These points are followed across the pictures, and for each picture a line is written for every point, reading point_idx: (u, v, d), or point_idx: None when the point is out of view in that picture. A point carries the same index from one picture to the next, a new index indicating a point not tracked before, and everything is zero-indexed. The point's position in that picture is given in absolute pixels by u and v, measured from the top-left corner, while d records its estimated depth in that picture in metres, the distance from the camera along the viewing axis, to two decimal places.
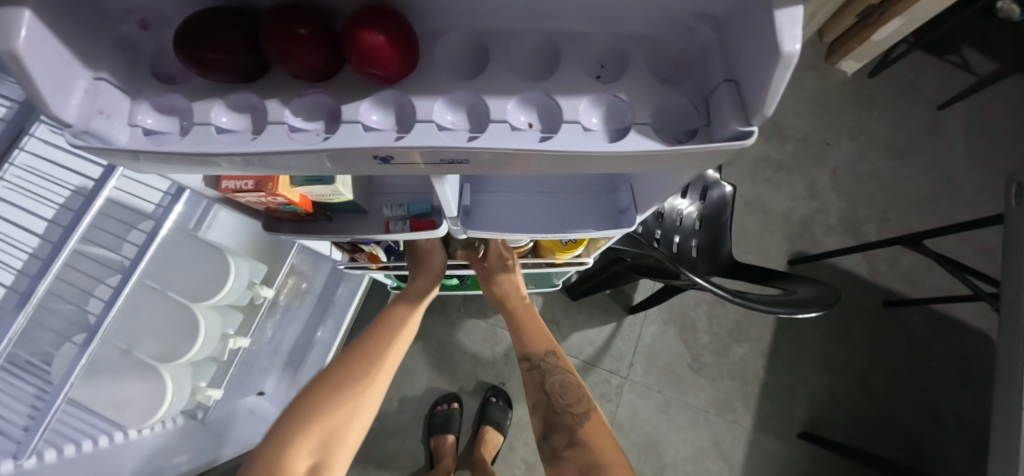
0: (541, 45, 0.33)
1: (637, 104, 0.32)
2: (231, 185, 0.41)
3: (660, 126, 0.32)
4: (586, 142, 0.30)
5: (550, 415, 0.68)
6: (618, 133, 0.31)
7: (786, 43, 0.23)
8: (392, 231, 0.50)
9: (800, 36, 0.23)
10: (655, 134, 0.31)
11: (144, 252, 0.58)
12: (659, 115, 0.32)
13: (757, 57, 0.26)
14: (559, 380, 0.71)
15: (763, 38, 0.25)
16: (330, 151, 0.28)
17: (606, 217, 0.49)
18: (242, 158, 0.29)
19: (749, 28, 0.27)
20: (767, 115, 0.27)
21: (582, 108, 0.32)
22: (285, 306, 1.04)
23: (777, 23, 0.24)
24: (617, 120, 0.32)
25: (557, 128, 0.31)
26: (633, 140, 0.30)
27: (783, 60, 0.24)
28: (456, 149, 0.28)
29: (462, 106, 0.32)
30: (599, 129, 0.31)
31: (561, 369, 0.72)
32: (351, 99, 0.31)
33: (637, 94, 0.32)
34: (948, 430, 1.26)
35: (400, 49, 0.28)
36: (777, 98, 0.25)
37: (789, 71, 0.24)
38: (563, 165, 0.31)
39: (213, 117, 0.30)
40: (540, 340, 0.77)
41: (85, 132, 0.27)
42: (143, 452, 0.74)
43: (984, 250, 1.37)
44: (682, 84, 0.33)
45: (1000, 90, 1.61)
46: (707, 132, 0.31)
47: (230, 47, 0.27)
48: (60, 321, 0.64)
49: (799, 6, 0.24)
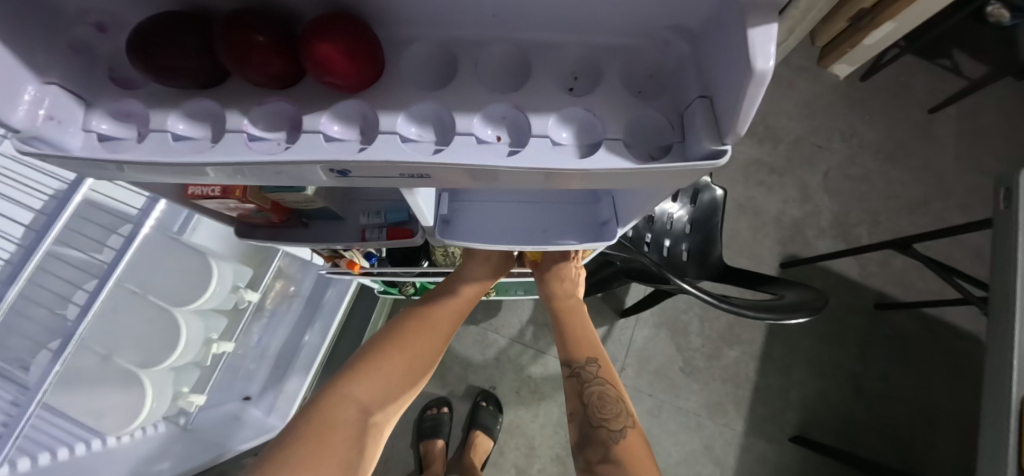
0: (512, 55, 0.33)
1: (609, 118, 0.31)
2: (198, 192, 0.41)
3: (632, 142, 0.31)
4: (555, 158, 0.29)
5: (586, 426, 0.64)
6: (589, 148, 0.31)
7: (759, 60, 0.23)
8: (368, 239, 0.50)
9: (774, 53, 0.22)
10: (627, 151, 0.30)
11: (123, 254, 0.57)
12: (632, 130, 0.31)
13: (731, 73, 0.25)
14: (599, 390, 0.66)
15: (737, 54, 0.24)
16: (286, 164, 0.27)
17: (587, 228, 0.48)
18: (197, 167, 0.28)
19: (724, 42, 0.26)
20: (740, 134, 0.26)
21: (552, 122, 0.31)
22: (271, 309, 1.01)
23: (751, 39, 0.23)
24: (588, 135, 0.31)
25: (525, 142, 0.31)
26: (603, 156, 0.29)
27: (756, 77, 0.23)
28: (416, 162, 0.27)
29: (428, 121, 0.31)
30: (569, 143, 0.31)
31: (602, 379, 0.68)
32: (313, 109, 0.30)
33: (610, 108, 0.31)
34: (939, 433, 1.26)
35: (361, 58, 0.28)
36: (749, 118, 0.25)
37: (762, 88, 0.24)
38: (532, 180, 0.31)
39: (170, 124, 0.29)
40: (582, 344, 0.72)
41: (33, 138, 0.26)
42: (122, 459, 0.72)
43: (975, 254, 1.37)
44: (657, 98, 0.32)
45: (991, 93, 1.61)
46: (681, 149, 0.30)
47: (185, 54, 0.27)
48: (39, 328, 0.62)
49: (774, 21, 0.23)
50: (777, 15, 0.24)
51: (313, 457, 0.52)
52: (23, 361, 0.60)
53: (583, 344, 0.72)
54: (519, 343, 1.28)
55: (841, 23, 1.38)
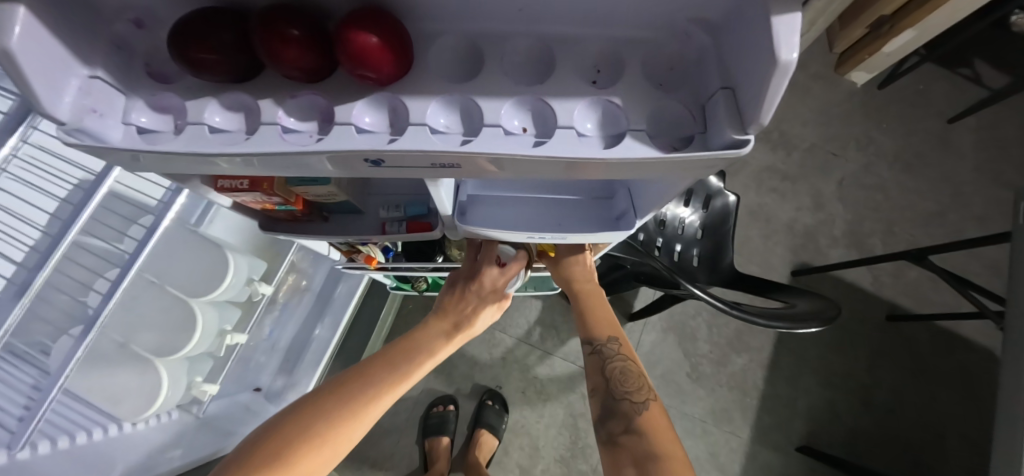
0: (535, 47, 0.33)
1: (632, 109, 0.31)
2: (226, 185, 0.42)
3: (655, 132, 0.31)
4: (580, 149, 0.30)
5: (609, 399, 0.63)
6: (613, 139, 0.31)
7: (782, 52, 0.23)
8: (388, 233, 0.51)
9: (797, 44, 0.23)
10: (650, 141, 0.30)
11: (144, 244, 0.58)
12: (655, 122, 0.31)
13: (754, 63, 0.26)
14: (622, 366, 0.66)
15: (760, 45, 0.25)
16: (321, 153, 0.27)
17: (604, 221, 0.48)
18: (234, 157, 0.29)
19: (746, 34, 0.27)
20: (763, 124, 0.26)
21: (577, 113, 0.31)
22: (283, 302, 1.03)
23: (774, 30, 0.23)
24: (612, 126, 0.31)
25: (552, 133, 0.31)
26: (628, 146, 0.30)
27: (780, 67, 0.23)
28: (448, 153, 0.28)
29: (455, 109, 0.31)
30: (594, 134, 0.31)
31: (623, 356, 0.67)
32: (345, 100, 0.31)
33: (633, 99, 0.32)
34: (950, 447, 1.24)
35: (393, 51, 0.28)
36: (774, 107, 0.25)
37: (785, 80, 0.24)
38: (558, 170, 0.31)
39: (206, 116, 0.30)
40: (602, 324, 0.72)
41: (78, 130, 0.27)
42: (137, 444, 0.74)
43: (992, 267, 1.35)
44: (679, 90, 0.32)
45: (1012, 104, 1.59)
46: (703, 140, 0.31)
47: (223, 48, 0.27)
48: (60, 313, 0.64)
49: (797, 14, 0.24)
50: (800, 7, 0.24)
51: None
52: (44, 345, 0.63)
53: (603, 324, 0.71)
54: (526, 343, 1.28)
55: (860, 30, 1.36)
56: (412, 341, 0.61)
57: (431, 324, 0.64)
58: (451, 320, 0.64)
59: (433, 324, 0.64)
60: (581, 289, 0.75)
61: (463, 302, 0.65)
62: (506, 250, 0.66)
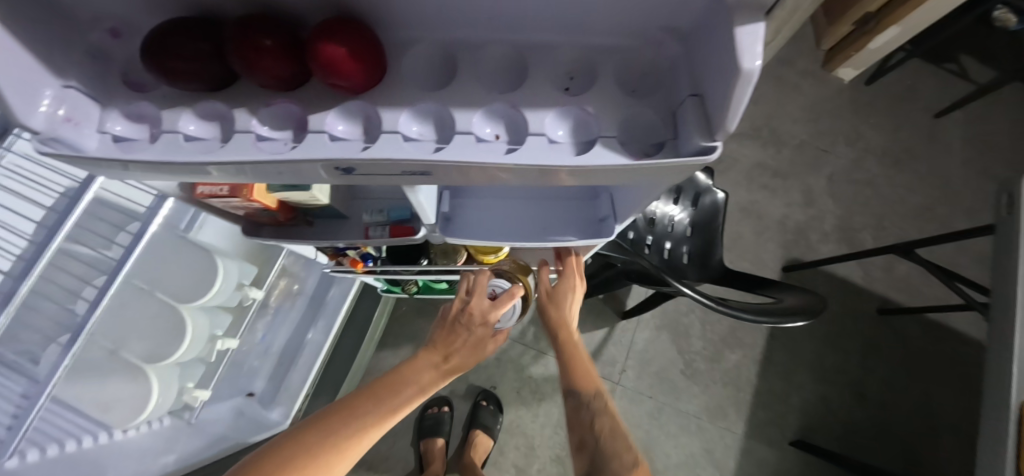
0: (508, 54, 0.33)
1: (603, 116, 0.32)
2: (206, 191, 0.42)
3: (626, 139, 0.31)
4: (551, 155, 0.30)
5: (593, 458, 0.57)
6: (585, 145, 0.31)
7: (745, 60, 0.23)
8: (371, 237, 0.51)
9: (761, 52, 0.23)
10: (621, 148, 0.30)
11: (131, 251, 0.59)
12: (626, 129, 0.32)
13: (721, 70, 0.26)
14: (609, 424, 0.60)
15: (727, 52, 0.25)
16: (294, 162, 0.28)
17: (587, 225, 0.48)
18: (207, 165, 0.29)
19: (713, 42, 0.27)
20: (730, 130, 0.27)
21: (549, 121, 0.32)
22: (276, 307, 1.04)
23: (738, 39, 0.24)
24: (584, 133, 0.32)
25: (523, 140, 0.31)
26: (598, 153, 0.30)
27: (744, 75, 0.24)
28: (418, 162, 0.28)
29: (428, 118, 0.32)
30: (565, 141, 0.31)
31: (607, 411, 0.62)
32: (317, 109, 0.31)
33: (604, 106, 0.32)
34: (942, 439, 1.26)
35: (363, 61, 0.28)
36: (739, 114, 0.26)
37: (750, 87, 0.25)
38: (532, 176, 0.31)
39: (180, 125, 0.30)
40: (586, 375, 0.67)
41: (53, 139, 0.27)
42: (129, 451, 0.74)
43: (980, 259, 1.36)
44: (651, 96, 0.33)
45: (998, 98, 1.60)
46: (674, 146, 0.31)
47: (197, 57, 0.28)
48: (50, 323, 0.64)
49: (761, 22, 0.24)
50: (764, 14, 0.24)
51: None
52: (32, 354, 0.62)
53: (587, 373, 0.66)
54: (520, 343, 1.29)
55: (846, 27, 1.38)
56: (398, 376, 0.59)
57: (421, 359, 0.62)
58: (440, 355, 0.62)
59: (421, 358, 0.62)
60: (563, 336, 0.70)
61: (455, 333, 0.64)
62: (500, 283, 0.68)
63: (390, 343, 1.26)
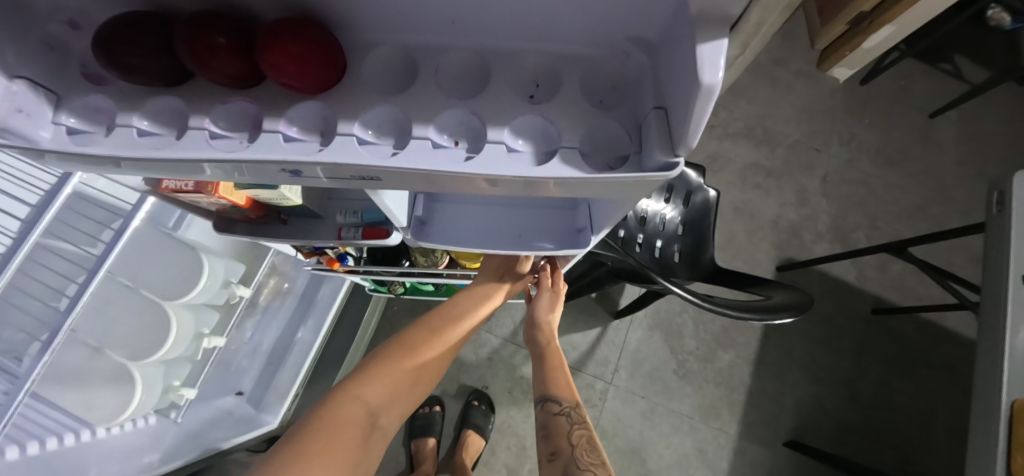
0: (471, 62, 0.33)
1: (566, 128, 0.31)
2: (171, 186, 0.42)
3: (589, 151, 0.30)
4: (507, 165, 0.29)
5: (569, 466, 0.61)
6: (545, 156, 0.30)
7: (705, 74, 0.22)
8: (344, 238, 0.51)
9: (722, 66, 0.22)
10: (582, 160, 0.29)
11: (111, 247, 0.58)
12: (590, 141, 0.31)
13: (683, 83, 0.25)
14: (585, 435, 0.65)
15: (689, 66, 0.24)
16: (242, 162, 0.27)
17: (564, 235, 0.47)
18: (159, 162, 0.28)
19: (678, 52, 0.26)
20: (692, 146, 0.26)
21: (509, 131, 0.31)
22: (265, 305, 1.03)
23: (698, 54, 0.23)
24: (545, 143, 0.31)
25: (481, 148, 0.30)
26: (555, 165, 0.29)
27: (703, 90, 0.22)
28: (366, 165, 0.27)
29: (385, 123, 0.31)
30: (526, 150, 0.30)
31: (585, 425, 0.67)
32: (273, 111, 0.31)
33: (567, 116, 0.31)
34: (936, 440, 1.25)
35: (316, 63, 0.28)
36: (699, 131, 0.24)
37: (711, 103, 0.24)
38: (490, 186, 0.30)
39: (135, 120, 0.30)
40: (566, 388, 0.71)
41: (4, 130, 0.26)
42: (110, 451, 0.73)
43: (974, 259, 1.36)
44: (616, 107, 0.32)
45: (993, 97, 1.60)
46: (638, 160, 0.30)
47: (150, 53, 0.27)
48: (32, 321, 0.62)
49: (722, 40, 0.23)
50: (725, 30, 0.24)
51: (319, 441, 0.48)
52: (17, 353, 0.60)
53: (569, 386, 0.71)
54: (512, 343, 1.28)
55: (840, 27, 1.38)
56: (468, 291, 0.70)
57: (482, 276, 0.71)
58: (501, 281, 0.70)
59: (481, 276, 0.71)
60: (548, 352, 0.77)
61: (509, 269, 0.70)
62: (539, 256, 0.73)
63: (382, 342, 1.26)
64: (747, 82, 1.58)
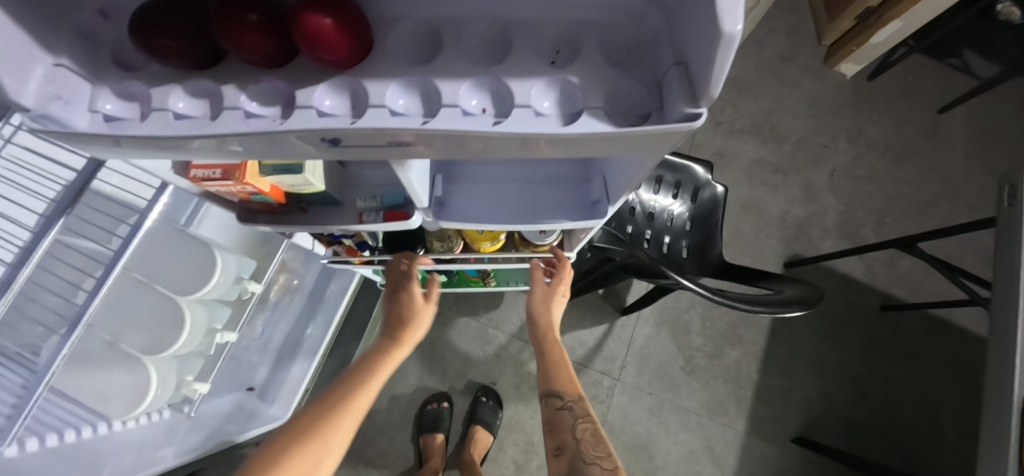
0: (492, 33, 0.33)
1: (589, 88, 0.31)
2: (200, 174, 0.43)
3: (613, 110, 0.31)
4: (537, 126, 0.29)
5: (576, 460, 0.63)
6: (571, 117, 0.31)
7: (726, 24, 0.23)
8: (365, 222, 0.51)
9: (741, 16, 0.23)
10: (607, 118, 0.30)
11: (127, 245, 0.57)
12: (612, 99, 0.31)
13: (703, 38, 0.25)
14: (589, 428, 0.66)
15: (707, 18, 0.25)
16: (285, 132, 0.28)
17: (580, 208, 0.48)
18: (199, 141, 0.29)
19: (695, 9, 0.26)
20: (714, 96, 0.26)
21: (535, 91, 0.31)
22: (275, 302, 1.05)
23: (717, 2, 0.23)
24: (570, 105, 0.31)
25: (509, 113, 0.31)
26: (583, 122, 0.29)
27: (725, 39, 0.23)
28: (402, 129, 0.28)
29: (416, 92, 0.31)
30: (552, 113, 0.31)
31: (589, 417, 0.68)
32: (305, 84, 0.31)
33: (589, 78, 0.31)
34: (944, 436, 1.24)
35: (348, 33, 0.28)
36: (722, 79, 0.25)
37: (733, 52, 0.24)
38: (522, 148, 0.31)
39: (170, 103, 0.30)
40: (569, 381, 0.72)
41: (43, 116, 0.27)
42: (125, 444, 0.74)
43: (984, 254, 1.35)
44: (636, 69, 0.32)
45: (1001, 93, 1.59)
46: (660, 116, 0.30)
47: (184, 36, 0.28)
48: (50, 314, 0.64)
49: None
50: None
51: None
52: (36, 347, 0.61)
53: (570, 380, 0.71)
54: (519, 340, 1.28)
55: (848, 22, 1.39)
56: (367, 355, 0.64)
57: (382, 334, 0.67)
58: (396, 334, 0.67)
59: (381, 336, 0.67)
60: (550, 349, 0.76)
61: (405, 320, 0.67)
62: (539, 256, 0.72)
63: None
64: (753, 79, 1.58)
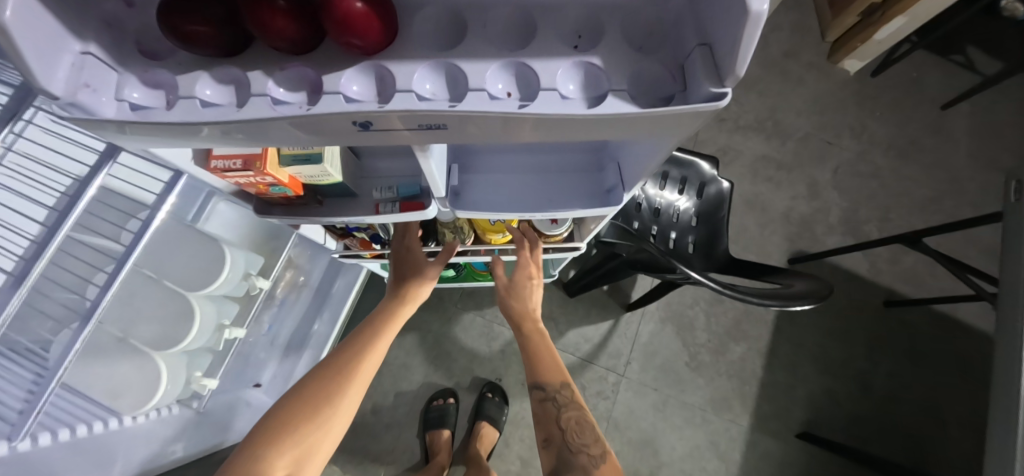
0: (516, 17, 0.33)
1: (613, 71, 0.31)
2: (220, 165, 0.42)
3: (637, 93, 0.31)
4: (564, 110, 0.30)
5: (563, 450, 0.63)
6: (595, 100, 0.31)
7: (754, 2, 0.23)
8: (382, 213, 0.51)
9: None
10: (632, 100, 0.30)
11: (138, 239, 0.57)
12: (635, 81, 0.31)
13: (727, 18, 0.25)
14: (574, 416, 0.66)
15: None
16: (314, 117, 0.28)
17: (593, 196, 0.49)
18: (224, 128, 0.29)
19: None
20: (740, 75, 0.26)
21: (560, 74, 0.31)
22: (282, 299, 1.04)
23: None
24: (595, 88, 0.31)
25: (534, 96, 0.31)
26: (608, 105, 0.30)
27: (752, 17, 0.23)
28: (432, 112, 0.28)
29: (441, 77, 0.32)
30: (576, 96, 0.31)
31: (575, 403, 0.68)
32: (331, 70, 0.31)
33: (613, 60, 0.32)
34: (948, 431, 1.25)
35: (378, 18, 0.28)
36: (747, 59, 0.25)
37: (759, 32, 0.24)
38: (547, 132, 0.31)
39: (197, 90, 0.30)
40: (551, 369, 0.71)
41: (72, 104, 0.27)
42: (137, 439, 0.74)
43: (987, 250, 1.35)
44: (658, 52, 0.32)
45: (1005, 89, 1.59)
46: (683, 98, 0.31)
47: (213, 21, 0.28)
48: (60, 308, 0.64)
49: None
50: None
51: None
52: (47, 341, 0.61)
53: (552, 367, 0.71)
54: None
55: (852, 18, 1.40)
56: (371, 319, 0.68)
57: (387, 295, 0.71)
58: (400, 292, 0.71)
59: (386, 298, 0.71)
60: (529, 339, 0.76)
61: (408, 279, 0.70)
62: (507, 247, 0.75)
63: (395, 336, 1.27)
64: (757, 76, 1.58)
